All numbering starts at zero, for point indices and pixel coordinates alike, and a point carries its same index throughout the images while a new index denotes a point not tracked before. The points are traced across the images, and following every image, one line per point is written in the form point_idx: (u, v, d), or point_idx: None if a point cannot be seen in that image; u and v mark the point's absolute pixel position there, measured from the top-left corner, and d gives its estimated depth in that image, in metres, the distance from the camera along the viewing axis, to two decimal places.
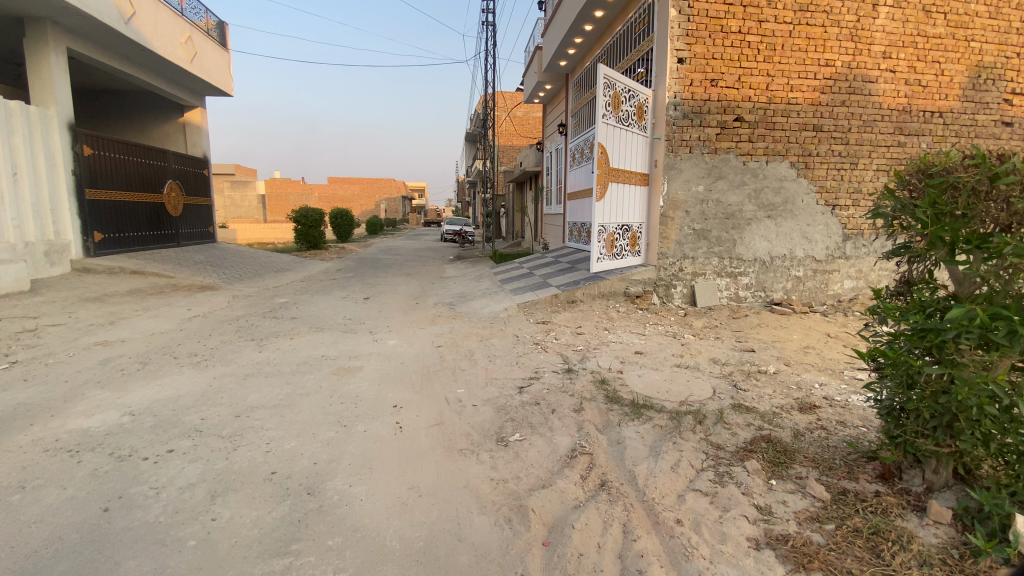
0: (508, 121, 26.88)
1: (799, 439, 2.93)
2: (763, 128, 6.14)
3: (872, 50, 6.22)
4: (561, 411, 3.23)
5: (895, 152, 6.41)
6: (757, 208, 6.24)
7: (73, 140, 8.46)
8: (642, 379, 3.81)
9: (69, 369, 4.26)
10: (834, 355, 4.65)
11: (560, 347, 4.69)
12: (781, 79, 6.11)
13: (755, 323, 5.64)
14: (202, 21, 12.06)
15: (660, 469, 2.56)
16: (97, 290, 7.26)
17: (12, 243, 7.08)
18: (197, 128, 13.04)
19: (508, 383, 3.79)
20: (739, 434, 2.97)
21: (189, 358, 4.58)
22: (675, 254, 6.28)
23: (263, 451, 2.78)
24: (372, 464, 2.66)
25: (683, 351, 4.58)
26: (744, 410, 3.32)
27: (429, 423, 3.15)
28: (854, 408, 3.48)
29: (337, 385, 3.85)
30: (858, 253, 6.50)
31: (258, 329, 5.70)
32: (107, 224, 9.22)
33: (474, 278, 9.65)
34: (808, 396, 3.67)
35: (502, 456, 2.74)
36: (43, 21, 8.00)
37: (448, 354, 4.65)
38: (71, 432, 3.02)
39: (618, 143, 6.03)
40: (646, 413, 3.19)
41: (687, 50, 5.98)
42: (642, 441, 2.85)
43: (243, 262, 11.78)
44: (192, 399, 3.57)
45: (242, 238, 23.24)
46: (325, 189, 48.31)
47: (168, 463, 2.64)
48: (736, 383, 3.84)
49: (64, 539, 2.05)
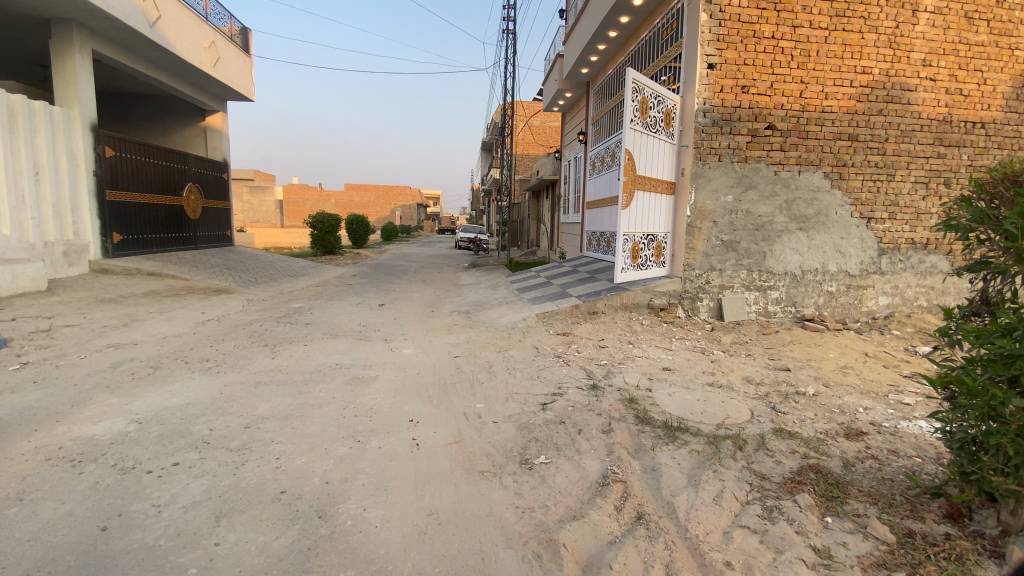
0: (526, 131, 27.01)
1: (851, 471, 2.70)
2: (796, 137, 5.90)
3: (911, 57, 5.97)
4: (588, 432, 3.02)
5: (934, 163, 6.14)
6: (788, 220, 5.98)
7: (95, 141, 8.50)
8: (673, 399, 3.56)
9: (80, 372, 4.16)
10: (875, 377, 4.36)
11: (583, 361, 4.47)
12: (815, 86, 5.87)
13: (787, 340, 5.36)
14: (226, 27, 12.17)
15: (702, 502, 2.34)
16: (113, 291, 7.23)
17: (32, 242, 7.09)
18: (218, 132, 13.14)
19: (529, 399, 3.58)
20: (784, 463, 2.74)
21: (201, 364, 4.45)
22: (702, 266, 6.03)
23: (272, 467, 2.62)
24: (387, 485, 2.47)
25: (714, 369, 4.33)
26: (787, 435, 3.08)
27: (447, 441, 2.96)
28: (906, 437, 3.21)
29: (351, 396, 3.67)
30: (895, 269, 6.19)
31: (271, 335, 5.56)
32: (126, 225, 9.23)
33: (490, 286, 9.46)
34: (853, 422, 3.40)
35: (526, 480, 2.53)
36: (69, 23, 8.05)
37: (465, 366, 4.45)
38: (75, 440, 2.88)
39: (644, 150, 5.87)
40: (681, 437, 2.95)
41: (717, 55, 5.79)
42: (678, 468, 2.63)
43: (258, 266, 11.74)
44: (201, 407, 3.42)
45: (258, 242, 23.48)
46: (341, 195, 48.89)
47: (171, 478, 2.48)
48: (775, 405, 3.58)
49: (57, 562, 1.88)
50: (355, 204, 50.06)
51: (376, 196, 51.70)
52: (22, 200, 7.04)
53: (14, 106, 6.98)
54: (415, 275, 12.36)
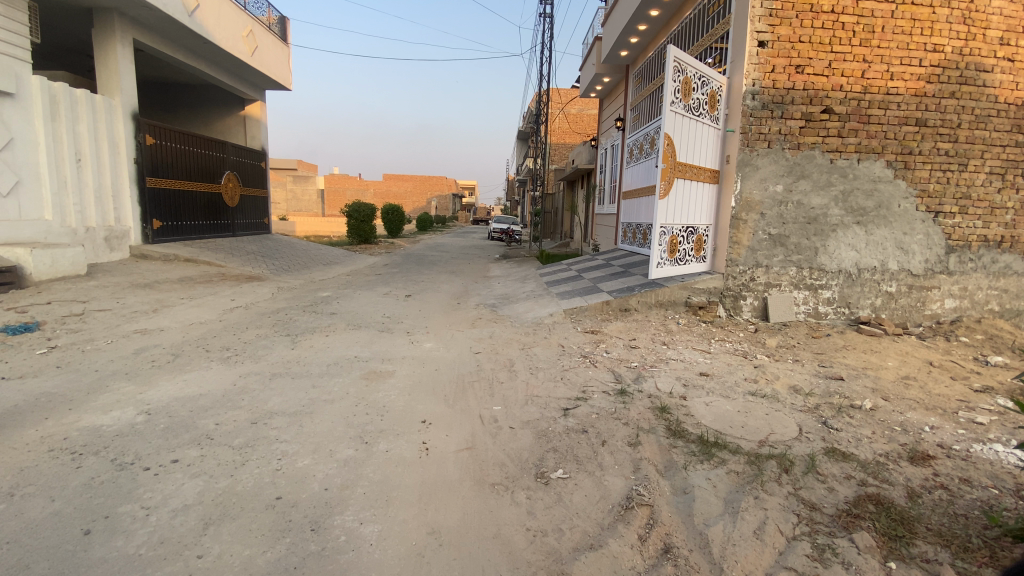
0: (562, 119, 26.60)
1: (917, 504, 2.34)
2: (856, 122, 5.35)
3: (987, 34, 5.31)
4: (613, 444, 2.74)
5: (1012, 152, 5.47)
6: (844, 213, 5.46)
7: (136, 129, 8.70)
8: (710, 410, 3.23)
9: (104, 358, 4.17)
10: (942, 390, 3.88)
11: (611, 362, 4.17)
12: (879, 66, 5.30)
13: (839, 345, 4.90)
14: (265, 16, 12.31)
15: (740, 535, 2.05)
16: (149, 276, 7.38)
17: (73, 227, 7.30)
18: (256, 121, 13.35)
19: (550, 403, 3.32)
20: (837, 491, 2.40)
21: (220, 352, 4.39)
22: (746, 262, 5.59)
23: (272, 469, 2.46)
24: (390, 495, 2.28)
25: (757, 376, 3.95)
26: (841, 456, 2.72)
27: (459, 447, 2.74)
28: (982, 463, 2.79)
29: (364, 392, 3.50)
30: (964, 269, 5.57)
31: (294, 324, 5.50)
32: (166, 212, 9.45)
33: (519, 278, 9.21)
34: (917, 443, 2.99)
35: (541, 498, 2.29)
36: (111, 12, 8.22)
37: (486, 364, 4.22)
38: (83, 431, 2.82)
39: (686, 136, 5.47)
40: (718, 454, 2.64)
41: (769, 32, 5.30)
42: (714, 492, 2.33)
43: (292, 253, 11.86)
44: (213, 399, 3.32)
45: (299, 231, 24.08)
46: (380, 185, 49.66)
47: (167, 477, 2.37)
48: (826, 420, 3.20)
49: (31, 569, 1.77)
50: (393, 194, 50.62)
51: (413, 186, 52.18)
52: (65, 187, 7.25)
53: (56, 94, 7.16)
54: (444, 266, 12.22)
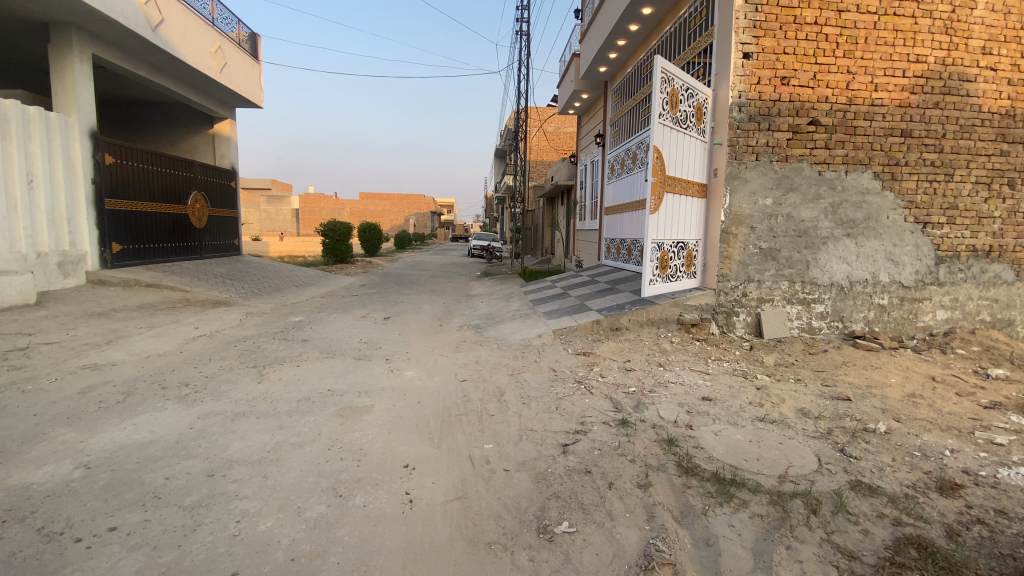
0: (539, 136, 26.77)
1: (961, 545, 2.11)
2: (842, 133, 5.29)
3: (969, 44, 5.34)
4: (621, 487, 2.45)
5: (997, 162, 5.47)
6: (834, 225, 5.36)
7: (94, 148, 8.21)
8: (719, 440, 2.97)
9: (44, 399, 3.71)
10: (952, 408, 3.71)
11: (607, 388, 3.89)
12: (863, 77, 5.26)
13: (838, 361, 4.74)
14: (234, 33, 11.97)
15: None
16: (106, 304, 6.86)
17: (23, 252, 6.75)
18: (226, 140, 12.93)
19: (547, 438, 3.02)
20: (874, 534, 2.15)
21: (178, 389, 3.97)
22: (738, 277, 5.43)
23: (229, 534, 2.10)
24: (369, 563, 1.94)
25: (762, 399, 3.70)
26: (867, 491, 2.49)
27: (447, 497, 2.41)
28: (1013, 491, 2.58)
29: (338, 432, 3.14)
30: (954, 279, 5.51)
31: (262, 354, 5.07)
32: (126, 234, 8.91)
33: (503, 297, 8.91)
34: (942, 470, 2.77)
35: (546, 559, 1.98)
36: (68, 27, 7.79)
37: (473, 394, 3.89)
38: (8, 491, 2.41)
39: (674, 148, 5.31)
40: (737, 495, 2.37)
41: (754, 44, 5.23)
42: (740, 542, 2.06)
43: (263, 276, 11.33)
44: (164, 447, 2.92)
45: (273, 251, 23.32)
46: (357, 204, 49.07)
47: (101, 551, 1.98)
48: (843, 448, 2.97)
49: None
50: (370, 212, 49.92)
51: (391, 205, 51.76)
52: (14, 208, 6.71)
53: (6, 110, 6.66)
54: (424, 285, 11.86)
